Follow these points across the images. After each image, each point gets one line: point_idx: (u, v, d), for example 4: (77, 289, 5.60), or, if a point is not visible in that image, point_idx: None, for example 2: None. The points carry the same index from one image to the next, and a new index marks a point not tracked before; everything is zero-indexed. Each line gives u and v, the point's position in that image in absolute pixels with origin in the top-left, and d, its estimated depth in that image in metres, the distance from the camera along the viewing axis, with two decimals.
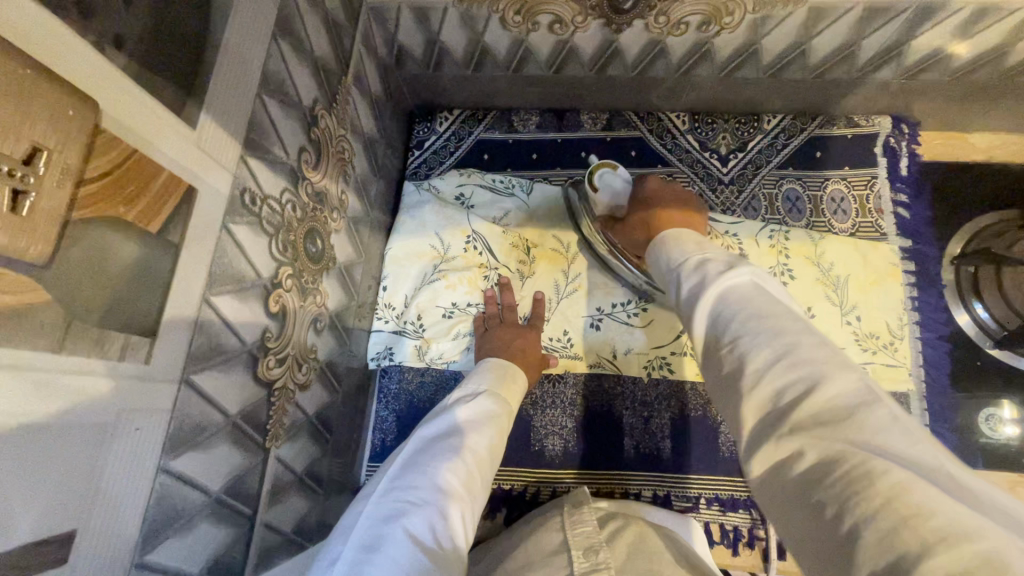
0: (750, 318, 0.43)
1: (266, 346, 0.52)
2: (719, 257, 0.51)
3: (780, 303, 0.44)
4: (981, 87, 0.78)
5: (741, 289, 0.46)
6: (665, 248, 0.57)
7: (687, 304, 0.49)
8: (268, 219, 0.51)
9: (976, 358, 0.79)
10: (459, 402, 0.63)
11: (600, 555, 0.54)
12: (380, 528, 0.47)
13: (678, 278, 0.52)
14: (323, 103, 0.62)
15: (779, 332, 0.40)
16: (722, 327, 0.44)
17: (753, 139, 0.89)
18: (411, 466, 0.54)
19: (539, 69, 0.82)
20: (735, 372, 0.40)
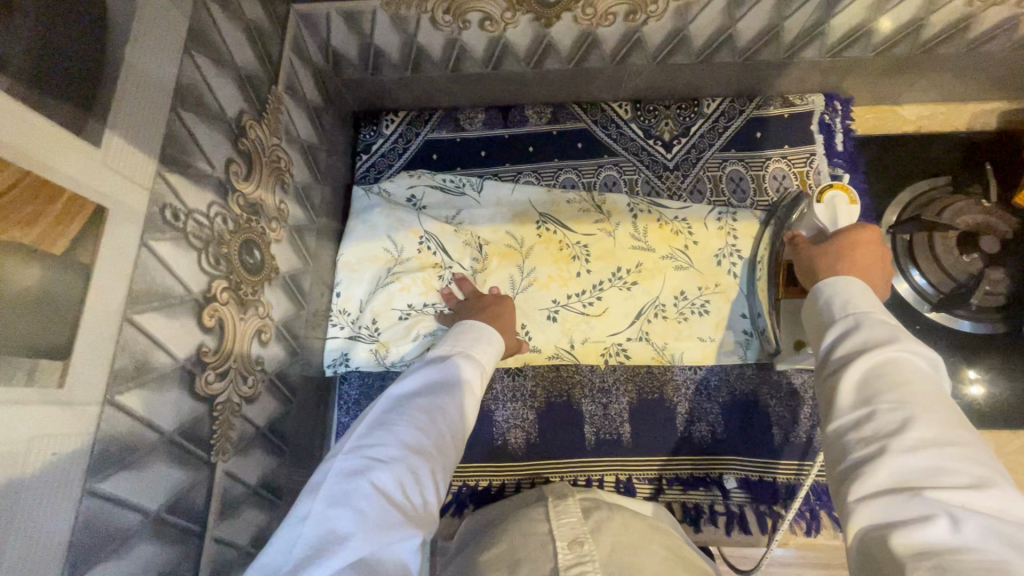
0: (922, 392, 0.44)
1: (203, 361, 0.52)
2: (899, 327, 0.50)
3: (946, 393, 0.45)
4: (904, 60, 0.81)
5: (917, 361, 0.46)
6: (846, 289, 0.55)
7: (855, 347, 0.49)
8: (195, 234, 0.51)
9: (915, 322, 0.81)
10: (430, 364, 0.65)
11: (585, 546, 0.53)
12: (348, 481, 0.50)
13: (850, 322, 0.52)
14: (251, 113, 0.62)
15: (952, 422, 0.42)
16: (885, 384, 0.45)
17: (695, 124, 0.91)
18: (380, 424, 0.57)
19: (477, 67, 0.83)
20: (888, 432, 0.42)
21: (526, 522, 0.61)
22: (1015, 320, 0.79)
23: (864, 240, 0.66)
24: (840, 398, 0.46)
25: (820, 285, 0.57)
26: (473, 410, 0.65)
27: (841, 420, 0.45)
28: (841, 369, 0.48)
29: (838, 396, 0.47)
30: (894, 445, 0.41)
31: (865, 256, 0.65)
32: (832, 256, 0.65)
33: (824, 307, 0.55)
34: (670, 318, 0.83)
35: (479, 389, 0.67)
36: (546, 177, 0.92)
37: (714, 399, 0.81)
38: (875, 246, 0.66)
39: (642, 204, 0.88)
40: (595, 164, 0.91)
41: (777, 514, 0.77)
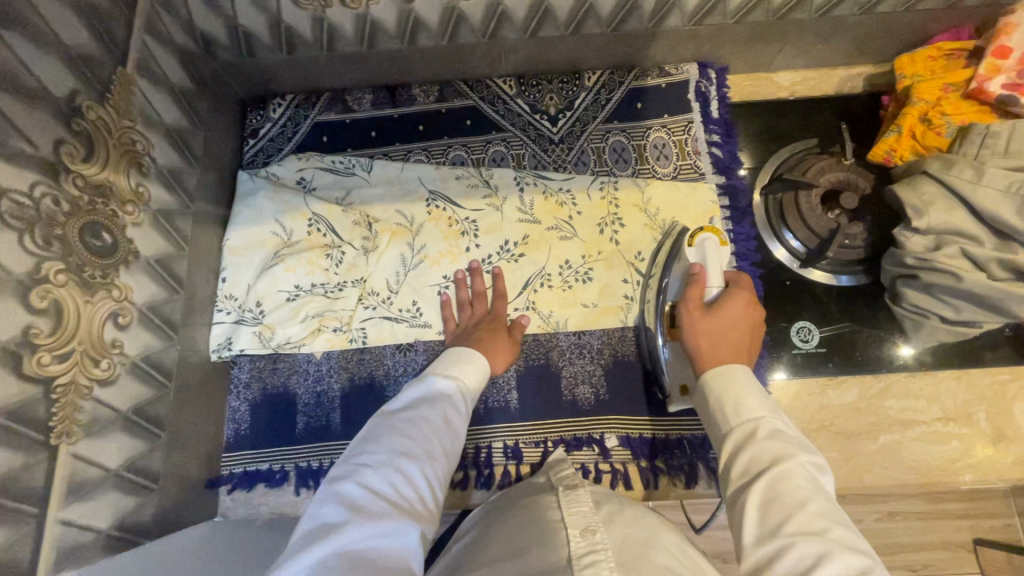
0: (820, 517, 0.46)
1: (32, 342, 0.51)
2: (791, 434, 0.53)
3: (837, 507, 0.48)
4: (764, 28, 0.84)
5: (806, 475, 0.49)
6: (730, 389, 0.57)
7: (752, 467, 0.51)
8: (11, 214, 0.50)
9: (784, 279, 0.86)
10: (422, 377, 0.66)
11: (597, 535, 0.51)
12: (337, 487, 0.51)
13: (745, 433, 0.54)
14: (90, 94, 0.61)
15: (849, 546, 0.44)
16: (783, 513, 0.47)
17: (578, 97, 0.93)
18: (370, 434, 0.57)
19: (351, 46, 0.83)
20: (800, 571, 0.43)
21: (535, 512, 0.59)
22: (873, 273, 0.84)
23: (735, 314, 0.69)
24: (748, 532, 0.48)
25: (716, 381, 0.59)
26: (466, 416, 0.65)
27: (753, 560, 0.46)
28: (743, 501, 0.49)
29: (747, 532, 0.48)
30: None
31: (736, 335, 0.67)
32: (713, 335, 0.66)
33: (723, 405, 0.57)
34: (555, 287, 0.85)
35: (470, 396, 0.67)
36: (436, 155, 0.93)
37: (599, 361, 0.83)
38: (744, 318, 0.69)
39: (528, 176, 0.89)
40: (484, 140, 0.93)
41: (659, 468, 0.80)
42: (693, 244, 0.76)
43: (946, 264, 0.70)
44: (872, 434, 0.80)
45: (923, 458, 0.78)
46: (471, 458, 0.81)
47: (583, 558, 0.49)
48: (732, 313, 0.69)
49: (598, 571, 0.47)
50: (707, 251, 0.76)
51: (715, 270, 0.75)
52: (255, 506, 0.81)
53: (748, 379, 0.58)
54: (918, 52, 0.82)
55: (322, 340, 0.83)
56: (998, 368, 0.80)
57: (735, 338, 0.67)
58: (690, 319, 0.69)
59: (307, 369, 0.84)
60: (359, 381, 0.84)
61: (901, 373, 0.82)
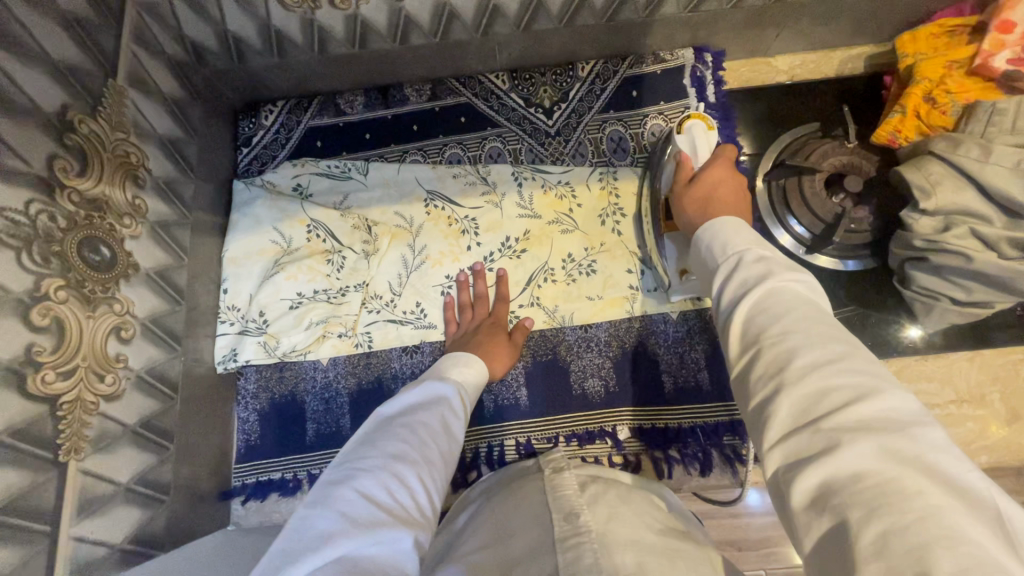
0: (804, 321, 0.40)
1: (37, 360, 0.51)
2: (781, 258, 0.47)
3: (832, 319, 0.41)
4: (760, 11, 0.82)
5: (793, 290, 0.43)
6: (719, 230, 0.52)
7: (735, 291, 0.46)
8: (7, 233, 0.50)
9: (791, 265, 0.85)
10: (416, 386, 0.65)
11: (582, 517, 0.50)
12: (331, 489, 0.49)
13: (731, 265, 0.48)
14: (81, 107, 0.60)
15: (829, 337, 0.38)
16: (766, 320, 0.41)
17: (573, 88, 0.92)
18: (365, 441, 0.56)
19: (343, 48, 0.82)
20: (776, 365, 0.38)
21: (521, 497, 0.57)
22: (882, 255, 0.83)
23: (720, 178, 0.65)
24: (733, 350, 0.43)
25: (703, 231, 0.54)
26: (462, 425, 0.64)
27: (739, 366, 0.42)
28: (727, 329, 0.44)
29: (731, 342, 0.43)
30: (782, 378, 0.37)
31: (722, 192, 0.64)
32: (697, 201, 0.64)
33: (708, 251, 0.52)
34: (559, 282, 0.85)
35: (465, 407, 0.66)
36: (432, 154, 0.92)
37: (607, 354, 0.83)
38: (733, 182, 0.65)
39: (526, 171, 0.89)
40: (479, 137, 0.92)
41: (673, 458, 0.79)
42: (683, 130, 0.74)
43: (956, 245, 0.69)
44: None
45: None
46: (483, 458, 0.81)
47: (568, 540, 0.47)
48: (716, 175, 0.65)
49: (580, 556, 0.45)
50: (698, 134, 0.73)
51: (704, 146, 0.73)
52: (268, 514, 0.81)
53: (737, 219, 0.53)
54: (920, 30, 0.80)
55: (328, 346, 0.83)
56: (1010, 347, 0.79)
57: (724, 199, 0.63)
58: (679, 196, 0.67)
59: (314, 377, 0.84)
60: (366, 384, 0.84)
61: (912, 356, 0.81)
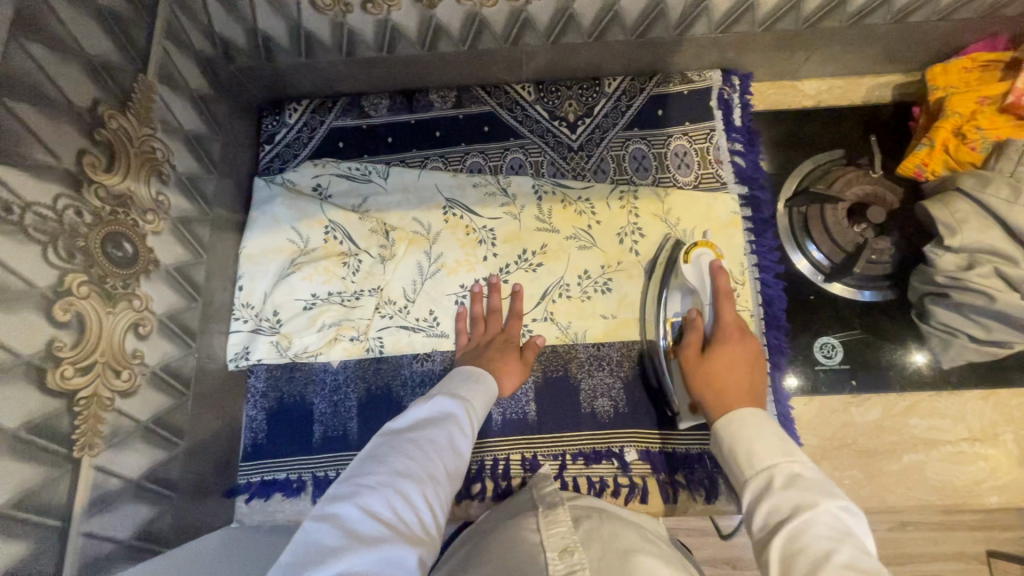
0: (838, 533, 0.44)
1: (57, 356, 0.51)
2: (812, 477, 0.51)
3: (864, 543, 0.45)
4: (792, 36, 0.82)
5: (835, 512, 0.46)
6: (744, 437, 0.57)
7: (770, 519, 0.49)
8: (35, 227, 0.50)
9: (809, 293, 0.84)
10: (427, 399, 0.66)
11: (575, 556, 0.50)
12: (338, 506, 0.51)
13: (763, 483, 0.52)
14: (112, 102, 0.60)
15: (863, 553, 0.43)
16: (799, 534, 0.45)
17: (598, 103, 0.91)
18: (372, 455, 0.57)
19: (371, 52, 0.82)
20: (812, 568, 0.42)
21: (513, 529, 0.58)
22: (901, 288, 0.82)
23: (741, 376, 0.68)
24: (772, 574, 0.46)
25: (721, 432, 0.59)
26: (470, 441, 0.64)
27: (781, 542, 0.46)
28: (763, 533, 0.49)
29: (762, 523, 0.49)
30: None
31: (735, 376, 0.67)
32: (715, 391, 0.67)
33: (735, 456, 0.56)
34: (574, 297, 0.84)
35: (475, 421, 0.66)
36: (453, 161, 0.92)
37: (618, 373, 0.82)
38: (745, 369, 0.69)
39: (547, 185, 0.89)
40: (502, 147, 0.92)
41: (678, 483, 0.78)
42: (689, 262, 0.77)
43: (978, 284, 0.68)
44: (894, 453, 0.79)
45: (946, 478, 0.77)
46: (488, 470, 0.80)
47: None
48: (728, 376, 0.68)
49: None
50: (703, 267, 0.77)
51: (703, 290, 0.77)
52: (271, 514, 0.81)
53: (757, 418, 0.58)
54: (950, 64, 0.80)
55: (339, 349, 0.83)
56: None
57: (740, 390, 0.66)
58: (693, 372, 0.70)
59: (324, 379, 0.84)
60: (375, 389, 0.84)
61: (926, 391, 0.80)
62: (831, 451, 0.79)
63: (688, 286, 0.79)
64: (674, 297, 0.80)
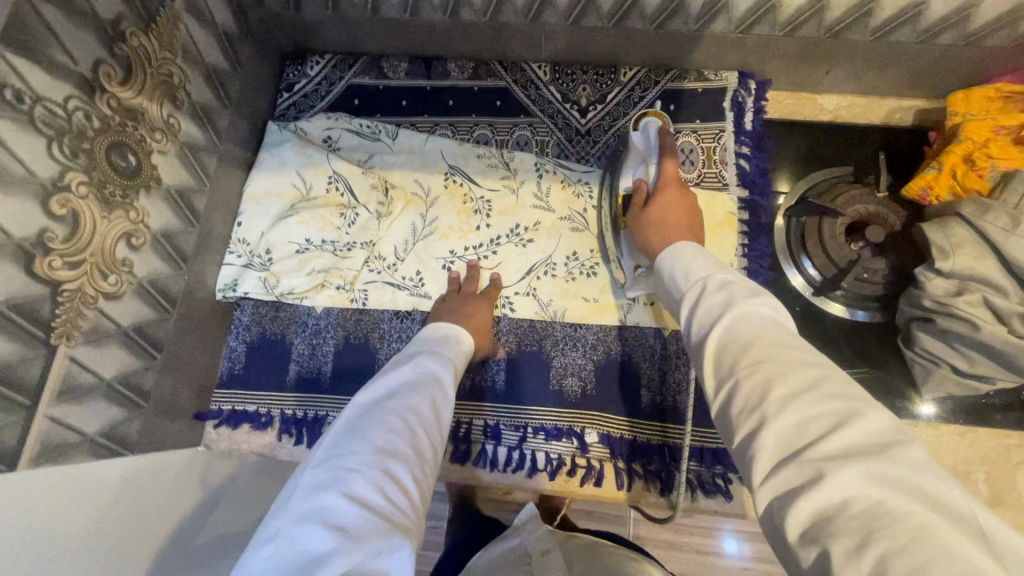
0: (770, 347, 0.43)
1: (48, 246, 0.55)
2: (742, 282, 0.52)
3: (797, 337, 0.45)
4: (812, 44, 0.81)
5: (761, 316, 0.47)
6: (678, 260, 0.59)
7: (704, 331, 0.49)
8: (44, 121, 0.53)
9: (795, 304, 0.83)
10: (405, 366, 0.65)
11: None
12: (320, 498, 0.48)
13: (696, 293, 0.54)
14: (135, 21, 0.63)
15: (805, 363, 0.41)
16: (735, 353, 0.44)
17: (611, 91, 0.92)
18: (350, 435, 0.54)
19: (394, 12, 0.84)
20: (755, 399, 0.40)
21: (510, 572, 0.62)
22: (891, 311, 0.80)
23: (671, 202, 0.72)
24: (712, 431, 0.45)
25: (661, 259, 0.61)
26: (449, 408, 0.64)
27: (717, 400, 0.44)
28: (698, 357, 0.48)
29: (707, 376, 0.46)
30: (764, 410, 0.39)
31: (677, 216, 0.70)
32: (653, 223, 0.70)
33: (673, 277, 0.58)
34: (559, 277, 0.85)
35: (451, 386, 0.66)
36: (461, 131, 0.94)
37: (591, 356, 0.82)
38: (682, 206, 0.72)
39: (549, 164, 0.90)
40: (511, 122, 0.93)
41: (634, 471, 0.78)
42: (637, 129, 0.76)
43: (966, 312, 0.67)
44: None
45: None
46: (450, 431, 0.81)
47: None
48: (663, 207, 0.71)
49: None
50: (650, 136, 0.74)
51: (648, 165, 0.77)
52: (237, 442, 0.84)
53: (694, 248, 0.60)
54: (975, 91, 0.77)
55: (324, 295, 0.86)
56: (1006, 431, 0.76)
57: (676, 221, 0.70)
58: (634, 217, 0.73)
59: (306, 321, 0.86)
60: (353, 339, 0.86)
61: (902, 420, 0.78)
62: None
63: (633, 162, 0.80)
64: (622, 175, 0.82)
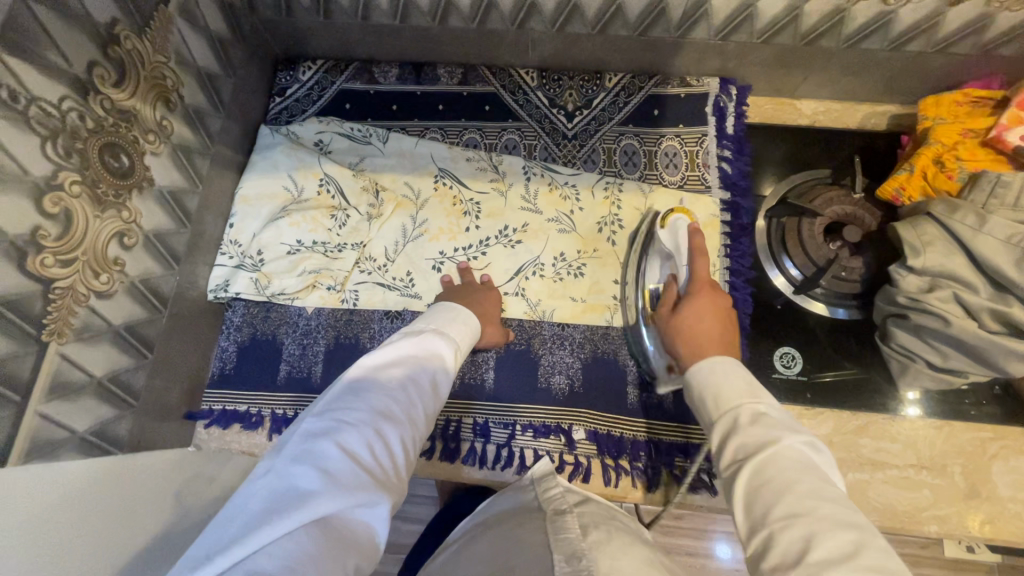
0: (807, 496, 0.46)
1: (41, 244, 0.55)
2: (777, 415, 0.54)
3: (829, 482, 0.48)
4: (789, 51, 0.84)
5: (796, 456, 0.49)
6: (715, 378, 0.60)
7: (739, 454, 0.52)
8: (38, 120, 0.54)
9: (776, 302, 0.85)
10: (413, 336, 0.67)
11: (583, 561, 0.51)
12: (315, 441, 0.50)
13: (728, 422, 0.56)
14: (130, 24, 0.65)
15: (841, 522, 0.43)
16: (771, 497, 0.47)
17: (597, 96, 0.94)
18: (351, 391, 0.57)
19: (385, 18, 0.86)
20: (794, 553, 0.42)
21: (516, 530, 0.60)
22: (868, 308, 0.83)
23: (707, 309, 0.70)
24: (743, 538, 0.48)
25: (697, 374, 0.62)
26: (447, 387, 0.66)
27: (751, 545, 0.47)
28: (732, 486, 0.51)
29: (741, 523, 0.49)
30: (800, 571, 0.41)
31: (711, 318, 0.69)
32: (685, 335, 0.68)
33: (706, 401, 0.59)
34: (547, 277, 0.87)
35: (453, 367, 0.68)
36: (451, 135, 0.96)
37: (579, 354, 0.84)
38: (717, 312, 0.71)
39: (537, 167, 0.92)
40: (499, 126, 0.95)
41: (620, 467, 0.79)
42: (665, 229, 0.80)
43: (936, 307, 0.69)
44: (840, 469, 0.78)
45: (888, 501, 0.76)
46: (440, 429, 0.82)
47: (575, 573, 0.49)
48: (696, 315, 0.70)
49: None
50: (679, 231, 0.79)
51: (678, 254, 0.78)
52: (227, 442, 0.84)
53: (729, 363, 0.62)
54: (944, 96, 0.81)
55: (315, 296, 0.87)
56: (980, 424, 0.78)
57: (711, 333, 0.68)
58: (666, 321, 0.72)
59: (297, 322, 0.87)
60: (344, 339, 0.87)
61: (880, 414, 0.80)
62: None
63: (665, 253, 0.81)
64: (653, 265, 0.82)
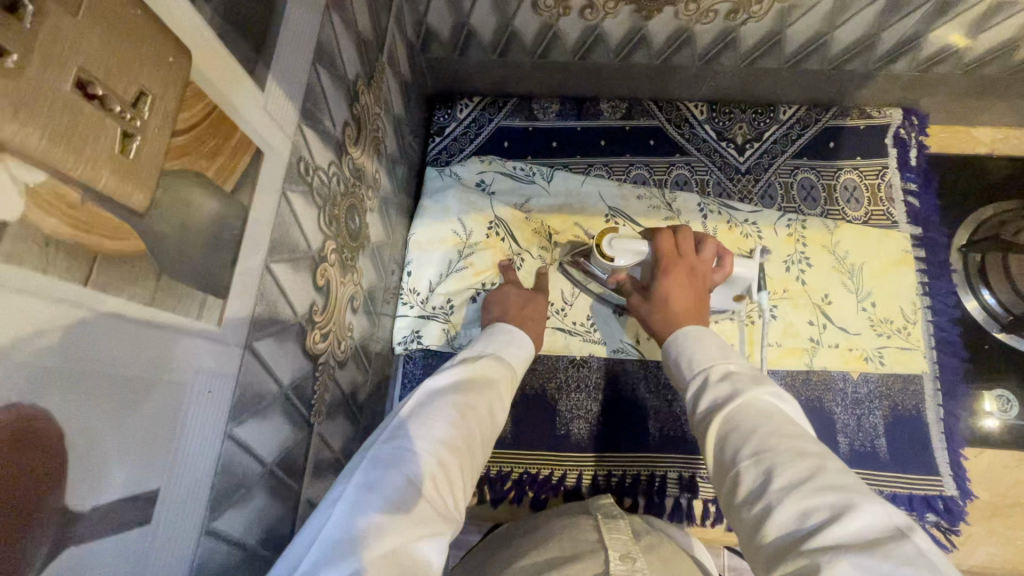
0: (772, 435, 0.44)
1: (313, 320, 0.52)
2: (745, 372, 0.53)
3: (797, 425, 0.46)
4: (991, 80, 0.82)
5: (764, 403, 0.48)
6: (688, 347, 0.58)
7: (711, 404, 0.50)
8: (318, 192, 0.51)
9: (983, 342, 0.83)
10: (470, 358, 0.59)
11: (638, 560, 0.47)
12: (381, 471, 0.42)
13: (702, 382, 0.54)
14: (364, 77, 0.61)
15: (801, 453, 0.42)
16: (740, 438, 0.45)
17: (769, 129, 0.91)
18: (416, 415, 0.49)
19: (565, 55, 0.84)
20: (760, 487, 0.41)
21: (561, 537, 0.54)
22: None
23: (672, 285, 0.66)
24: (713, 474, 0.47)
25: (677, 343, 0.59)
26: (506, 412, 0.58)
27: (726, 486, 0.45)
28: (705, 434, 0.49)
29: (713, 465, 0.47)
30: (768, 501, 0.40)
31: (685, 295, 0.66)
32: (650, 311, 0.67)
33: (678, 368, 0.58)
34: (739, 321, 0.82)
35: (511, 387, 0.60)
36: (617, 171, 0.92)
37: None
38: (688, 287, 0.66)
39: (714, 204, 0.87)
40: (668, 161, 0.92)
41: None
42: (612, 259, 0.69)
43: None
44: None
45: None
46: (642, 484, 0.78)
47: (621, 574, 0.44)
48: (674, 295, 0.66)
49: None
50: (616, 249, 0.69)
51: (635, 242, 0.70)
52: None
53: (702, 331, 0.60)
54: None
55: None
56: None
57: (690, 306, 0.65)
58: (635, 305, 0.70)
59: None
60: (529, 391, 0.82)
61: None
62: (1003, 509, 0.77)
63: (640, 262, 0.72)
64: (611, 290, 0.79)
